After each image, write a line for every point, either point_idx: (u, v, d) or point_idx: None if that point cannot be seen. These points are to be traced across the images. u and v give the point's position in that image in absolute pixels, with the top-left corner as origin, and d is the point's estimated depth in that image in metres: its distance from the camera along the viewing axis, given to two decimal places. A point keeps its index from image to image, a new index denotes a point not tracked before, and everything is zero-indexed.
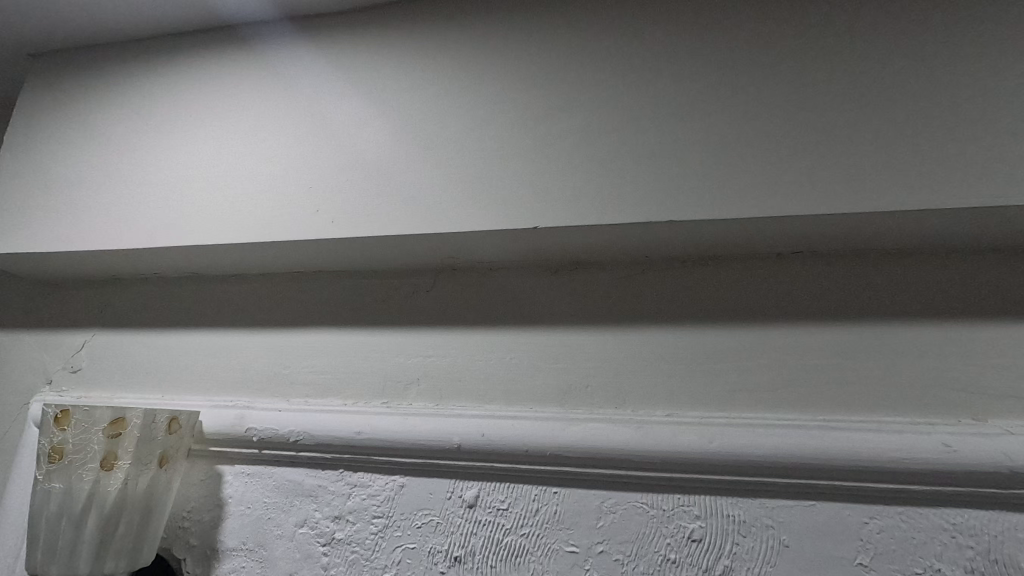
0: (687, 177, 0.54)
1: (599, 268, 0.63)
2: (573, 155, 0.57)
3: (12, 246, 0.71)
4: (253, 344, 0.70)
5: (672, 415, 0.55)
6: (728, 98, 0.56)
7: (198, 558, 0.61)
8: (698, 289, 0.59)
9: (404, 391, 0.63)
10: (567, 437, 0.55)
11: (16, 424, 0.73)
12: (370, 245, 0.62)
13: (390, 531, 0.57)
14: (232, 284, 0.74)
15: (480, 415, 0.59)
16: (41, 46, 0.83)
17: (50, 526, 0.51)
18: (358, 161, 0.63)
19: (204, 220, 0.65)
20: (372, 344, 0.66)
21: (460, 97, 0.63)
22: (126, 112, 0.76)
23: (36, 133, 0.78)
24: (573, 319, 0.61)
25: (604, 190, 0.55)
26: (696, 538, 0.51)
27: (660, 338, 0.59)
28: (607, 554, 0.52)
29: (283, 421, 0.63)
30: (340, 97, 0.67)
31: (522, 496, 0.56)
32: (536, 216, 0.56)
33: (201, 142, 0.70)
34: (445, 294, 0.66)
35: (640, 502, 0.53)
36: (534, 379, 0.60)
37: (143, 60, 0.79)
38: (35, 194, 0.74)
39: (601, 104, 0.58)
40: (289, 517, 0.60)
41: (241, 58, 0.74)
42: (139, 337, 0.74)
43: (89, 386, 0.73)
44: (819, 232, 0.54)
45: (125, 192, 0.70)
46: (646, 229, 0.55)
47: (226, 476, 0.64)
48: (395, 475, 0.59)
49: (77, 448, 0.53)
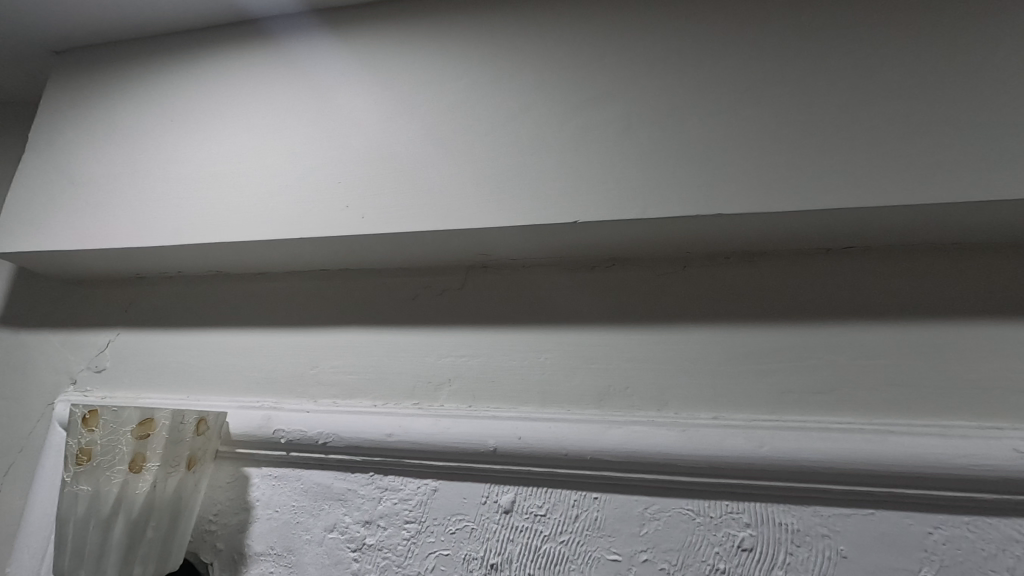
0: (733, 168, 0.51)
1: (637, 265, 0.61)
2: (613, 146, 0.55)
3: (36, 244, 0.70)
4: (279, 344, 0.68)
5: (717, 418, 0.53)
6: (776, 85, 0.54)
7: (226, 562, 0.59)
8: (743, 286, 0.57)
9: (435, 392, 0.61)
10: (608, 440, 0.53)
11: (40, 425, 0.72)
12: (401, 241, 0.60)
13: (422, 537, 0.55)
14: (258, 283, 0.72)
15: (515, 417, 0.57)
16: (65, 43, 0.82)
17: (77, 529, 0.50)
18: (387, 156, 0.61)
19: (229, 216, 0.64)
20: (401, 344, 0.64)
21: (492, 89, 0.61)
22: (150, 108, 0.75)
23: (60, 129, 0.78)
24: (611, 317, 0.59)
25: (646, 182, 0.53)
26: (747, 547, 0.48)
27: (703, 338, 0.56)
28: (651, 563, 0.50)
29: (311, 422, 0.61)
30: (367, 90, 0.65)
31: (560, 502, 0.54)
32: (574, 211, 0.53)
33: (226, 137, 0.69)
34: (477, 292, 0.64)
35: (685, 508, 0.51)
36: (571, 380, 0.58)
37: (167, 56, 0.78)
38: (59, 192, 0.73)
39: (640, 94, 0.56)
40: (317, 521, 0.59)
41: (265, 53, 0.73)
42: (164, 336, 0.73)
43: (114, 386, 0.71)
44: (874, 225, 0.51)
45: (149, 188, 0.69)
46: (690, 223, 0.53)
47: (253, 479, 0.62)
48: (427, 479, 0.57)
49: (105, 450, 0.52)
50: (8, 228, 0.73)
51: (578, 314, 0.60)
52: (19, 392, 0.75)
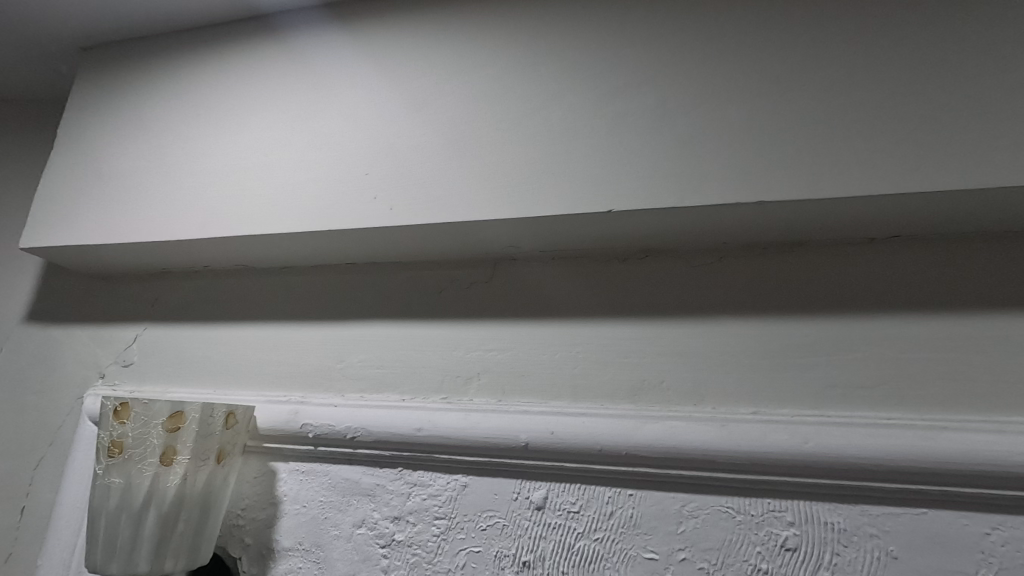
0: (774, 155, 0.50)
1: (671, 257, 0.59)
2: (648, 134, 0.53)
3: (67, 239, 0.71)
4: (305, 338, 0.68)
5: (758, 413, 0.51)
6: (818, 69, 0.52)
7: (254, 557, 0.59)
8: (783, 277, 0.55)
9: (463, 386, 0.60)
10: (644, 436, 0.51)
11: (69, 419, 0.73)
12: (429, 233, 0.59)
13: (453, 533, 0.54)
14: (283, 276, 0.72)
15: (547, 411, 0.55)
16: (92, 39, 0.83)
17: (109, 522, 0.50)
18: (414, 147, 0.60)
19: (256, 209, 0.64)
20: (429, 337, 0.63)
21: (522, 78, 0.59)
22: (176, 103, 0.75)
23: (88, 125, 0.78)
24: (644, 309, 0.58)
25: (683, 169, 0.51)
26: (791, 547, 0.47)
27: (741, 331, 0.54)
28: (690, 562, 0.48)
29: (339, 416, 0.60)
30: (393, 82, 0.65)
31: (594, 498, 0.52)
32: (608, 200, 0.52)
33: (252, 130, 0.69)
34: (506, 284, 0.63)
35: (725, 506, 0.49)
36: (604, 373, 0.57)
37: (191, 50, 0.78)
38: (87, 187, 0.73)
39: (675, 81, 0.55)
40: (346, 517, 0.58)
41: (290, 45, 0.73)
42: (190, 330, 0.73)
43: (142, 380, 0.72)
44: (922, 213, 0.49)
45: (177, 182, 0.69)
46: (729, 212, 0.51)
47: (281, 473, 0.62)
48: (457, 474, 0.56)
49: (136, 442, 0.51)
50: (38, 223, 0.73)
51: (577, 306, 0.60)
52: (48, 386, 0.75)
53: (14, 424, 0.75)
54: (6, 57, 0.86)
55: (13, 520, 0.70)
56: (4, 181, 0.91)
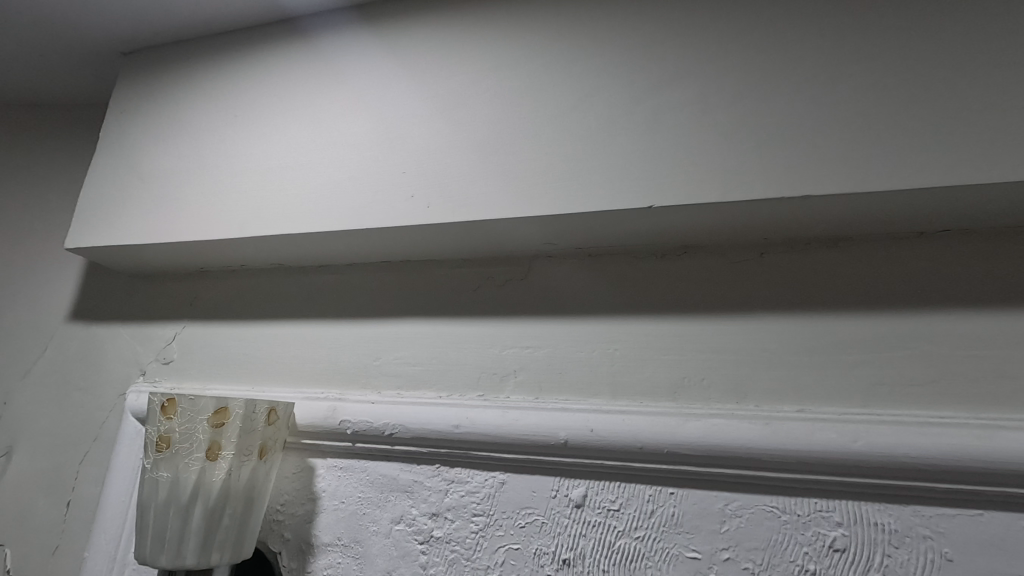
0: (820, 148, 0.49)
1: (709, 253, 0.58)
2: (689, 129, 0.53)
3: (111, 239, 0.72)
4: (340, 337, 0.68)
5: (803, 411, 0.50)
6: (866, 60, 0.50)
7: (293, 552, 0.60)
8: (826, 273, 0.54)
9: (500, 384, 0.60)
10: (686, 434, 0.50)
11: (112, 415, 0.75)
12: (465, 231, 0.59)
13: (491, 531, 0.55)
14: (319, 276, 0.73)
15: (586, 409, 0.55)
16: (131, 44, 0.84)
17: (158, 515, 0.51)
18: (451, 145, 0.60)
19: (295, 208, 0.65)
20: (464, 336, 0.63)
21: (558, 75, 0.59)
22: (214, 105, 0.76)
23: (129, 128, 0.80)
24: (683, 307, 0.57)
25: (725, 164, 0.51)
26: (839, 547, 0.46)
27: (783, 328, 0.54)
28: (734, 562, 0.48)
29: (377, 413, 0.61)
30: (428, 80, 0.65)
31: (635, 496, 0.52)
32: (648, 195, 0.52)
33: (289, 130, 0.70)
34: (542, 282, 0.63)
35: (769, 505, 0.48)
36: (643, 371, 0.56)
37: (228, 52, 0.79)
38: (129, 188, 0.75)
39: (717, 75, 0.54)
40: (384, 513, 0.58)
41: (325, 46, 0.74)
42: (228, 329, 0.74)
43: (181, 377, 0.73)
44: (975, 206, 0.48)
45: (216, 182, 0.70)
46: (773, 207, 0.50)
47: (319, 470, 0.62)
48: (494, 471, 0.56)
49: (183, 438, 0.52)
50: (83, 224, 0.75)
51: (610, 304, 0.60)
52: (92, 382, 0.77)
53: (60, 419, 0.77)
54: (50, 63, 0.88)
55: (60, 513, 0.72)
56: (49, 183, 0.93)
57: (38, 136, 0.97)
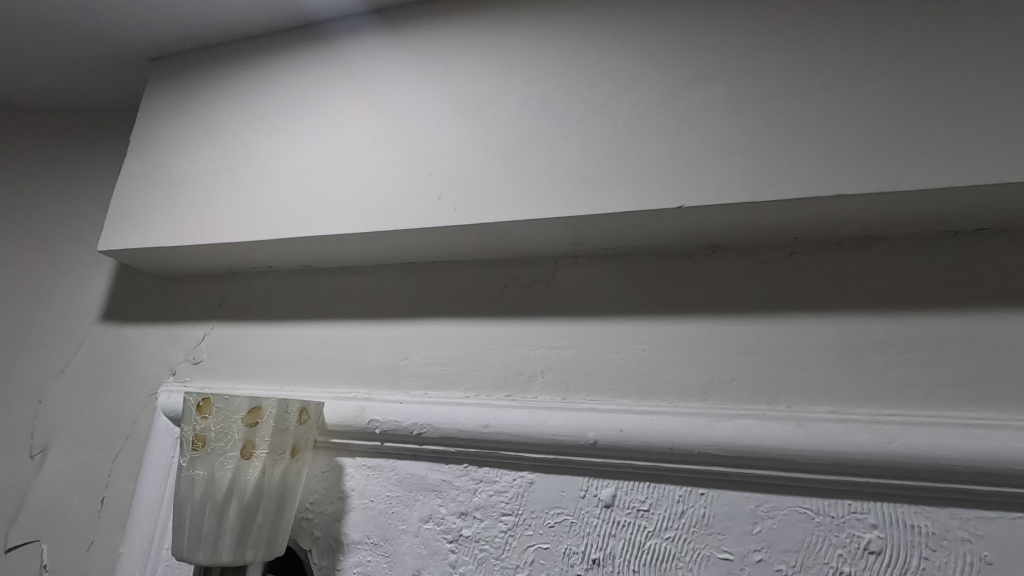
0: (854, 146, 0.48)
1: (738, 253, 0.58)
2: (719, 129, 0.53)
3: (142, 241, 0.74)
4: (367, 337, 0.69)
5: (836, 413, 0.50)
6: (900, 57, 0.50)
7: (324, 550, 0.61)
8: (858, 273, 0.53)
9: (528, 384, 0.60)
10: (717, 435, 0.50)
11: (144, 414, 0.76)
12: (492, 232, 0.60)
13: (520, 530, 0.55)
14: (345, 276, 0.74)
15: (614, 409, 0.55)
16: (159, 50, 0.86)
17: (195, 512, 0.52)
18: (479, 146, 0.61)
19: (323, 211, 0.65)
20: (491, 336, 0.64)
21: (585, 76, 0.59)
22: (242, 108, 0.78)
23: (158, 132, 0.81)
24: (711, 307, 0.57)
25: (756, 164, 0.50)
26: (875, 550, 0.45)
27: (814, 328, 0.53)
28: (767, 564, 0.48)
29: (405, 413, 0.61)
30: (454, 82, 0.65)
31: (665, 497, 0.52)
32: (678, 195, 0.52)
33: (316, 133, 0.71)
34: (568, 282, 0.63)
35: (802, 507, 0.48)
36: (672, 371, 0.56)
37: (255, 57, 0.81)
38: (159, 191, 0.76)
39: (747, 75, 0.54)
40: (413, 512, 0.59)
41: (350, 49, 0.74)
42: (256, 329, 0.75)
43: (211, 377, 0.74)
44: (1014, 204, 0.47)
45: (245, 184, 0.72)
46: (805, 206, 0.50)
47: (348, 468, 0.63)
48: (523, 471, 0.57)
49: (218, 436, 0.53)
50: (114, 227, 0.77)
51: (637, 304, 0.60)
52: (124, 382, 0.79)
53: (93, 417, 0.79)
54: (81, 70, 0.90)
55: (94, 510, 0.74)
56: (80, 186, 0.96)
57: (69, 139, 0.99)
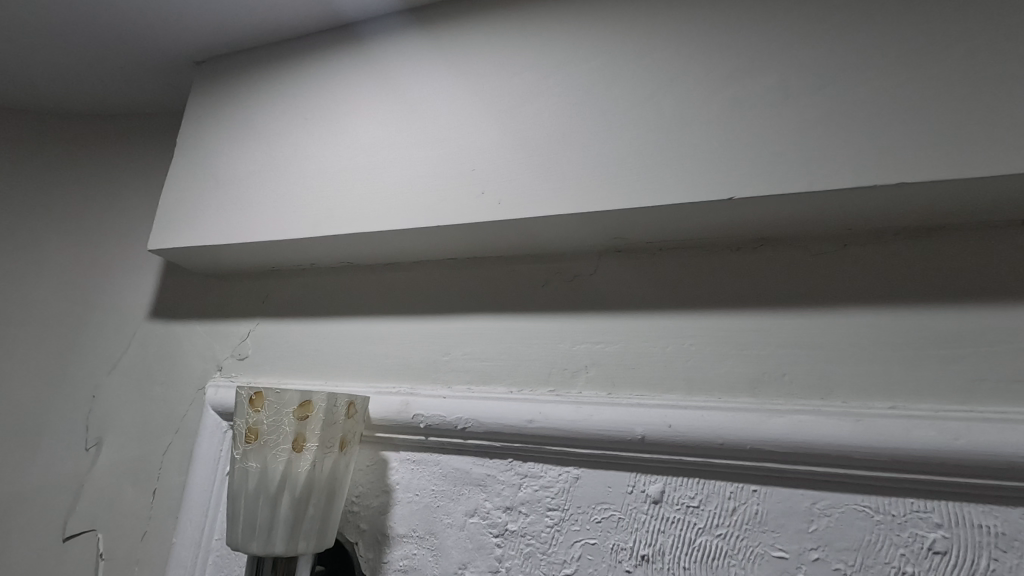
0: (915, 132, 0.46)
1: (788, 245, 0.57)
2: (768, 119, 0.51)
3: (190, 240, 0.76)
4: (409, 332, 0.70)
5: (896, 408, 0.48)
6: (960, 39, 0.48)
7: (370, 543, 0.62)
8: (915, 264, 0.52)
9: (572, 379, 0.60)
10: (770, 430, 0.49)
11: (192, 408, 0.78)
12: (535, 227, 0.60)
13: (567, 525, 0.55)
14: (386, 273, 0.74)
15: (662, 404, 0.54)
16: (203, 54, 0.88)
17: (249, 503, 0.53)
18: (522, 141, 0.61)
19: (366, 208, 0.66)
20: (534, 331, 0.63)
21: (628, 69, 0.59)
22: (284, 109, 0.79)
23: (204, 133, 0.83)
24: (760, 301, 0.56)
25: (811, 153, 0.49)
26: (940, 550, 0.44)
27: (871, 321, 0.52)
28: (824, 563, 0.46)
29: (449, 407, 0.61)
30: (494, 78, 0.65)
31: (716, 493, 0.51)
32: (727, 187, 0.51)
33: (357, 131, 0.72)
34: (609, 277, 0.62)
35: (861, 505, 0.47)
36: (720, 366, 0.55)
37: (295, 58, 0.82)
38: (205, 192, 0.78)
39: (796, 64, 0.52)
40: (458, 506, 0.59)
41: (389, 48, 0.75)
42: (300, 325, 0.76)
43: (256, 373, 0.76)
44: None
45: (289, 183, 0.73)
46: (862, 195, 0.48)
47: (392, 462, 0.64)
48: (569, 466, 0.56)
49: (271, 429, 0.54)
50: (164, 227, 0.79)
51: (682, 298, 0.59)
52: (173, 377, 0.81)
53: (143, 411, 0.82)
54: (128, 75, 0.93)
55: (147, 501, 0.76)
56: (128, 188, 0.99)
57: (117, 143, 1.02)
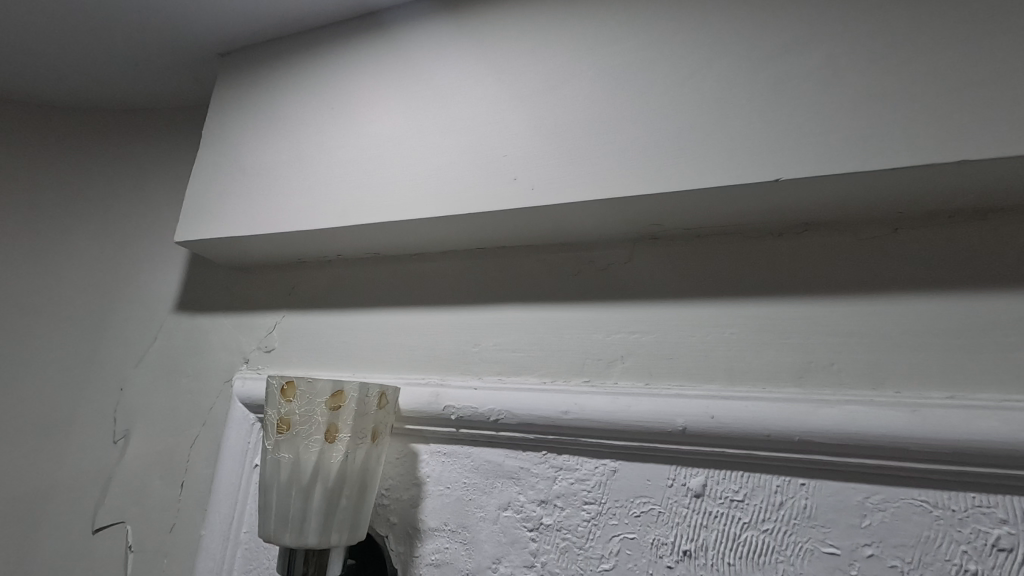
0: (976, 107, 0.44)
1: (834, 230, 0.55)
2: (816, 97, 0.49)
3: (217, 231, 0.75)
4: (438, 323, 0.69)
5: (954, 398, 0.46)
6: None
7: (401, 536, 0.61)
8: (972, 247, 0.49)
9: (607, 369, 0.58)
10: (820, 421, 0.47)
11: (219, 401, 0.78)
12: (569, 213, 0.58)
13: (604, 519, 0.53)
14: (413, 264, 0.73)
15: (703, 395, 0.52)
16: (227, 45, 0.88)
17: (282, 494, 0.52)
18: (555, 125, 0.59)
19: (395, 196, 0.65)
20: (567, 321, 0.62)
21: (665, 49, 0.57)
22: (309, 98, 0.78)
23: (229, 124, 0.83)
24: (805, 288, 0.54)
25: (862, 131, 0.47)
26: (1004, 547, 0.42)
27: (924, 307, 0.49)
28: (879, 560, 0.44)
29: (481, 398, 0.60)
30: (525, 61, 0.64)
31: (761, 487, 0.49)
32: (773, 168, 0.49)
33: (384, 119, 0.71)
34: (644, 265, 0.61)
35: (918, 499, 0.45)
36: (764, 356, 0.53)
37: (320, 47, 0.81)
38: (231, 183, 0.78)
39: (844, 39, 0.50)
40: (490, 499, 0.58)
41: (415, 34, 0.74)
42: (326, 317, 0.76)
43: (283, 365, 0.75)
44: None
45: (315, 173, 0.72)
46: (918, 174, 0.46)
47: (422, 455, 0.63)
48: (606, 459, 0.55)
49: (303, 420, 0.53)
50: (190, 219, 0.79)
51: (721, 286, 0.57)
52: (199, 370, 0.81)
53: (170, 404, 0.81)
54: (153, 68, 0.93)
55: (175, 493, 0.76)
56: (154, 182, 0.99)
57: (143, 137, 1.03)
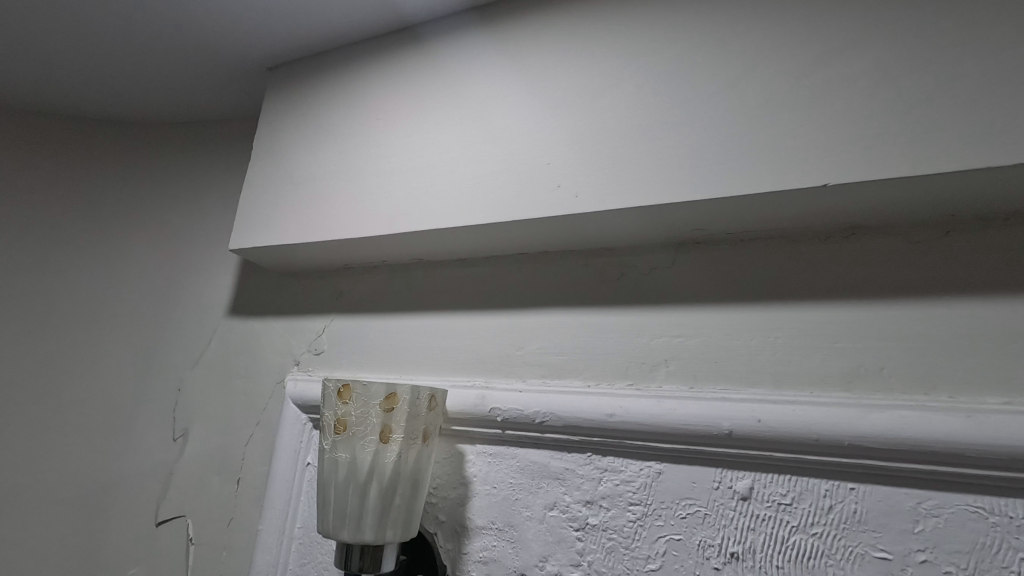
0: None
1: (881, 234, 0.54)
2: (864, 100, 0.49)
3: (270, 239, 0.79)
4: (482, 326, 0.70)
5: (1011, 404, 0.45)
6: None
7: (449, 533, 0.63)
8: None
9: (651, 373, 0.59)
10: (871, 426, 0.47)
11: (272, 401, 0.82)
12: (611, 219, 0.59)
13: (650, 520, 0.54)
14: (456, 269, 0.76)
15: (749, 398, 0.53)
16: (275, 59, 0.91)
17: (340, 491, 0.55)
18: (597, 133, 0.60)
19: (441, 204, 0.67)
20: (610, 325, 0.63)
21: (707, 56, 0.58)
22: (355, 109, 0.81)
23: (279, 136, 0.86)
24: (852, 292, 0.54)
25: (912, 135, 0.46)
26: None
27: (978, 311, 0.49)
28: (933, 565, 0.44)
29: (526, 401, 0.62)
30: (565, 71, 0.65)
31: (809, 491, 0.49)
32: (820, 173, 0.49)
33: (428, 128, 0.73)
34: (686, 270, 0.61)
35: (973, 506, 0.44)
36: (810, 360, 0.53)
37: (365, 59, 0.84)
38: (282, 193, 0.81)
39: (894, 42, 0.50)
40: (537, 499, 0.60)
41: (457, 44, 0.76)
42: (373, 321, 0.79)
43: (332, 367, 0.79)
44: None
45: (363, 181, 0.75)
46: (972, 178, 0.45)
47: (469, 455, 0.65)
48: (651, 461, 0.56)
49: (359, 421, 0.56)
50: (243, 227, 0.82)
51: (765, 291, 0.57)
52: (253, 371, 0.85)
53: (226, 403, 0.85)
54: (206, 82, 0.98)
55: (232, 489, 0.80)
56: (206, 192, 1.04)
57: (195, 149, 1.08)
